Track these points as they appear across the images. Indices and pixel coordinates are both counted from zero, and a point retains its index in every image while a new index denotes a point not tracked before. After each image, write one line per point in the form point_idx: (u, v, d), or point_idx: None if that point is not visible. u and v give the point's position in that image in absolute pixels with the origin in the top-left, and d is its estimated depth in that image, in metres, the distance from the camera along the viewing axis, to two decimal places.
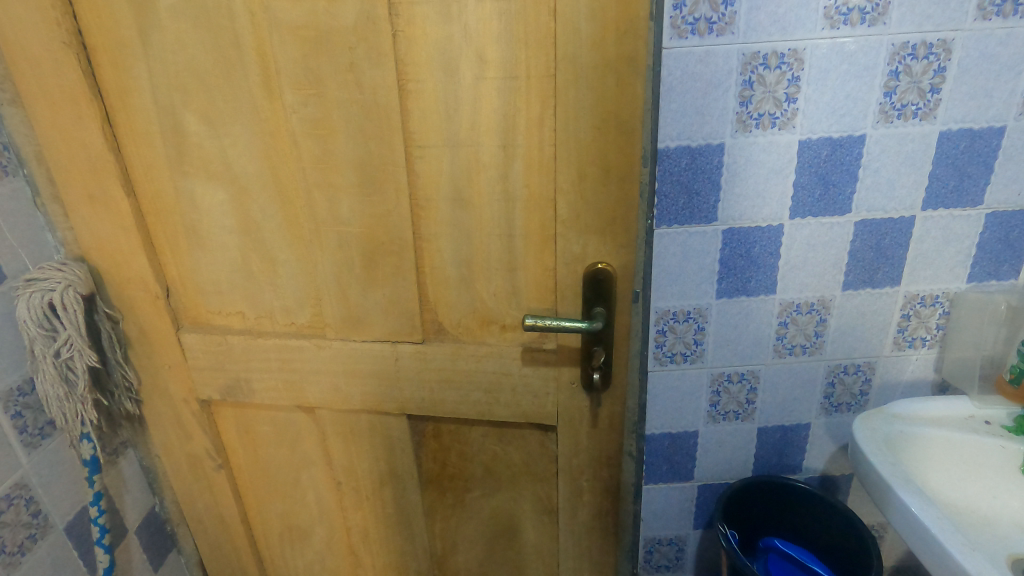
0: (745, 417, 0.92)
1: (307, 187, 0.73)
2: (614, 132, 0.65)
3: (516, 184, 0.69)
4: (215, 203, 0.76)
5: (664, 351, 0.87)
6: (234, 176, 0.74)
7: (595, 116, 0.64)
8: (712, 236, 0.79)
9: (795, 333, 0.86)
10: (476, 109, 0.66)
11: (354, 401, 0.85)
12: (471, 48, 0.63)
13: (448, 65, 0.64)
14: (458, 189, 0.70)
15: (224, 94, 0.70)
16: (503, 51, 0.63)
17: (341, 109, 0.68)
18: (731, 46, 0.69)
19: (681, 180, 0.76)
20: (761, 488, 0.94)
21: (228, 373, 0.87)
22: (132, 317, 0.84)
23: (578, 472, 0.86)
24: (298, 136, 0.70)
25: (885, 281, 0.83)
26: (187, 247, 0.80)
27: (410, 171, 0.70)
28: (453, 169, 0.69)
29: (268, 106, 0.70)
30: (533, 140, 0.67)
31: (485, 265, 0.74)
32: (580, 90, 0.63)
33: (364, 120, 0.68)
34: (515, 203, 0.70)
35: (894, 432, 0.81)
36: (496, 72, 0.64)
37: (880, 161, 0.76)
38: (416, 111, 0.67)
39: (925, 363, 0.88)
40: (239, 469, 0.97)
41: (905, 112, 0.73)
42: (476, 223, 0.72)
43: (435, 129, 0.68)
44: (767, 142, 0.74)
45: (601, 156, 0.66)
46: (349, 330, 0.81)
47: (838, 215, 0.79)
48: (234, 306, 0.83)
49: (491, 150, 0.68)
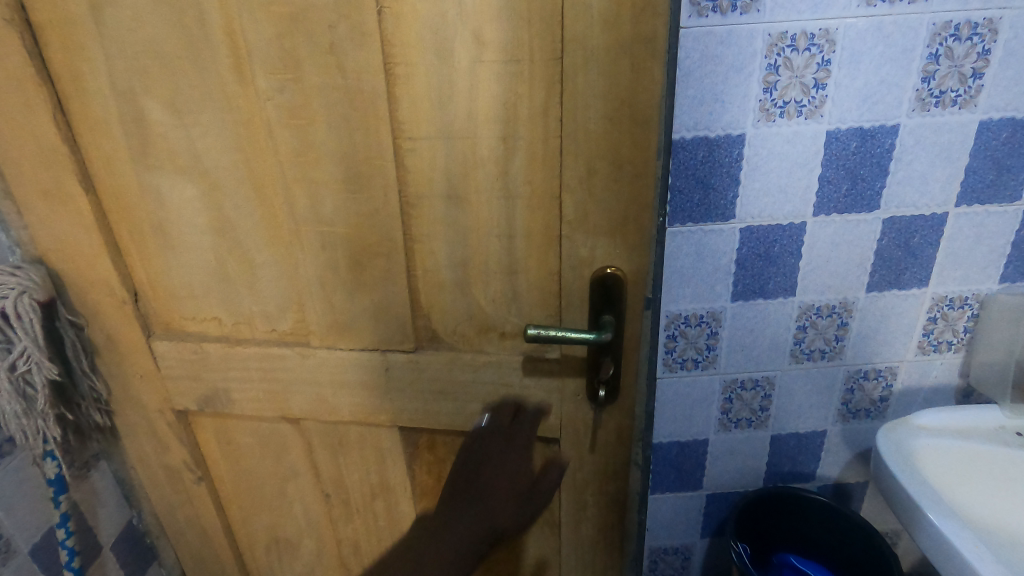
0: (758, 425, 0.87)
1: (285, 183, 0.65)
2: (628, 122, 0.58)
3: (517, 180, 0.62)
4: (184, 200, 0.69)
5: (674, 357, 0.81)
6: (204, 170, 0.67)
7: (606, 104, 0.57)
8: (729, 235, 0.73)
9: (813, 337, 0.80)
10: (474, 97, 0.59)
11: (342, 413, 0.79)
12: (468, 27, 0.56)
13: (442, 47, 0.57)
14: (453, 186, 0.64)
15: (190, 78, 0.62)
16: (503, 30, 0.56)
17: (321, 96, 0.60)
18: (755, 26, 0.62)
19: (696, 174, 0.69)
20: (776, 499, 0.89)
21: (204, 383, 0.80)
22: (99, 324, 0.77)
23: (582, 485, 0.81)
24: (274, 126, 0.63)
25: (912, 282, 0.77)
26: (155, 247, 0.73)
27: (400, 165, 0.63)
28: (447, 164, 0.63)
29: (240, 92, 0.62)
30: (537, 131, 0.60)
31: (483, 268, 0.68)
32: (590, 75, 0.56)
33: (347, 108, 0.61)
34: (516, 201, 0.64)
35: (921, 445, 0.76)
36: (495, 55, 0.57)
37: (913, 153, 0.69)
38: (405, 99, 0.60)
39: (949, 368, 0.83)
40: (220, 481, 0.91)
41: (944, 100, 0.67)
42: (474, 223, 0.65)
43: (426, 119, 0.61)
44: (791, 133, 0.67)
45: (612, 149, 0.59)
46: (335, 337, 0.74)
47: (866, 212, 0.72)
48: (210, 311, 0.76)
49: (490, 143, 0.61)
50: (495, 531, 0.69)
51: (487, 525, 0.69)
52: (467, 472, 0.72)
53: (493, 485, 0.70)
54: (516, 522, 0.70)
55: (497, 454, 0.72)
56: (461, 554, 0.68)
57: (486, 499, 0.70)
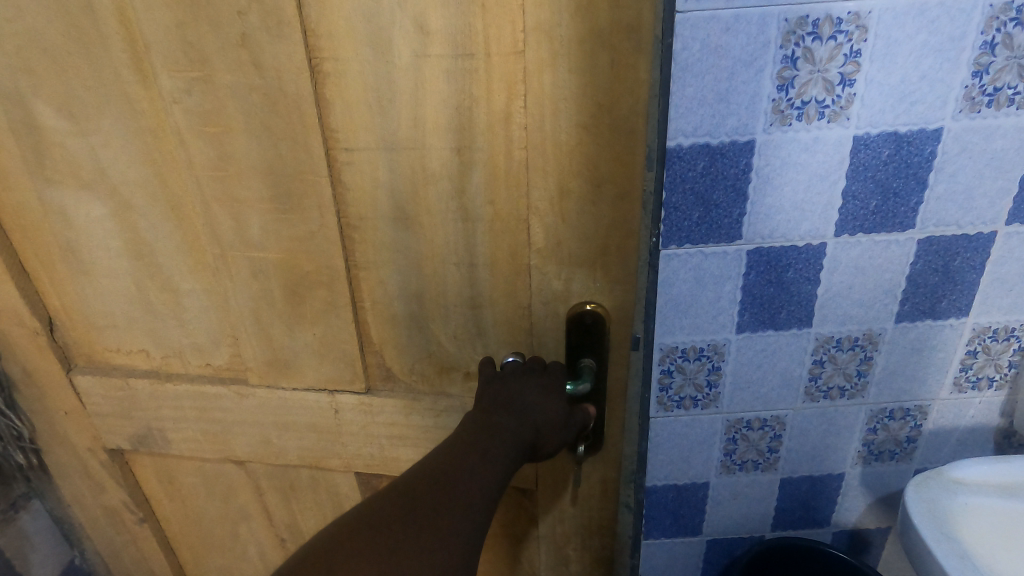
0: (766, 467, 0.77)
1: (203, 201, 0.56)
2: (605, 130, 0.55)
3: (477, 201, 0.56)
4: (93, 219, 0.59)
5: (670, 395, 0.70)
6: (112, 185, 0.57)
7: (578, 111, 0.54)
8: (734, 258, 0.62)
9: (832, 373, 0.70)
10: (421, 103, 0.52)
11: (289, 457, 0.71)
12: (407, 14, 0.48)
13: (379, 39, 0.49)
14: (399, 205, 0.56)
15: (82, 76, 0.52)
16: (451, 19, 0.49)
17: (236, 97, 0.51)
18: (769, 9, 0.50)
19: (695, 188, 0.58)
20: (787, 551, 0.79)
21: (136, 422, 0.71)
22: (12, 356, 0.68)
23: (561, 515, 0.83)
24: (184, 135, 0.53)
25: (950, 311, 0.66)
26: (68, 271, 0.63)
27: (336, 181, 0.55)
28: (392, 181, 0.55)
29: (140, 93, 0.52)
30: (497, 140, 0.54)
31: (441, 302, 0.61)
32: (559, 75, 0.52)
33: (269, 113, 0.52)
34: (475, 224, 0.57)
35: (958, 504, 0.65)
36: (442, 47, 0.49)
37: (957, 163, 0.58)
38: (337, 102, 0.51)
39: (988, 408, 0.72)
40: (166, 521, 0.83)
41: (998, 98, 0.55)
42: (428, 249, 0.58)
43: (365, 126, 0.52)
44: (810, 139, 0.56)
45: (589, 164, 0.56)
46: (276, 375, 0.65)
47: (898, 231, 0.61)
48: (135, 343, 0.67)
49: (442, 156, 0.54)
50: (537, 443, 0.59)
51: (530, 432, 0.58)
52: (502, 383, 0.60)
53: (536, 403, 0.59)
54: (555, 449, 0.61)
55: (539, 383, 0.61)
56: (502, 466, 0.55)
57: (529, 414, 0.58)
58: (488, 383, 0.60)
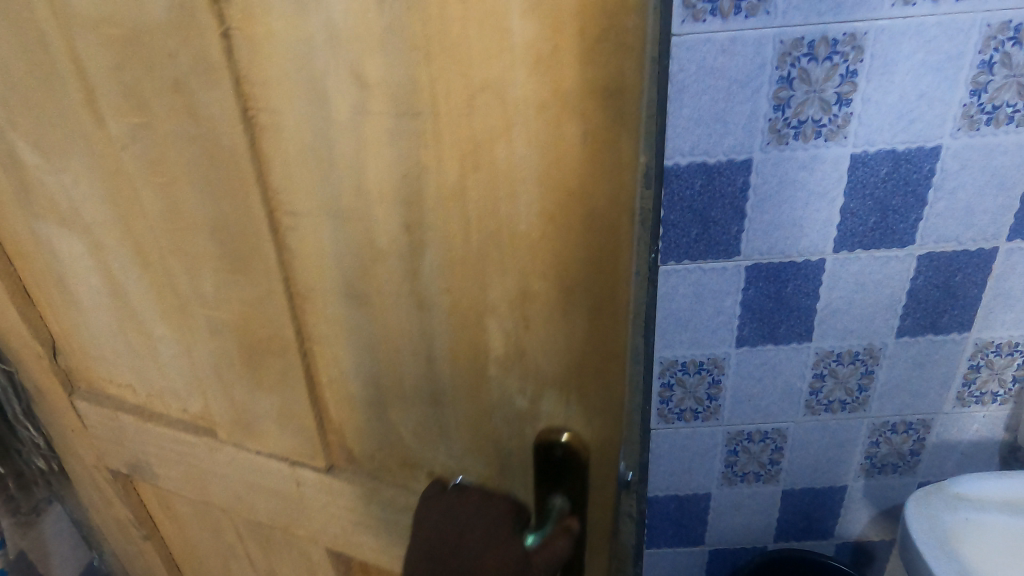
0: (768, 479, 0.77)
1: (161, 251, 0.56)
2: (578, 218, 0.43)
3: (431, 289, 0.48)
4: (76, 255, 0.61)
5: (670, 408, 0.71)
6: (85, 224, 0.59)
7: (542, 184, 0.42)
8: (732, 274, 0.62)
9: (833, 387, 0.70)
10: (358, 155, 0.44)
11: (258, 514, 0.71)
12: (342, 65, 0.41)
13: (315, 90, 0.42)
14: (348, 283, 0.50)
15: (47, 110, 0.52)
16: (392, 67, 0.40)
17: (176, 148, 0.49)
18: (764, 31, 0.51)
19: (693, 206, 0.59)
20: (788, 563, 0.79)
21: (128, 449, 0.73)
22: (25, 373, 0.72)
23: None
24: (138, 181, 0.53)
25: (952, 325, 0.66)
26: (63, 302, 0.66)
27: (281, 244, 0.51)
28: (338, 259, 0.49)
29: (103, 140, 0.52)
30: (451, 221, 0.45)
31: (398, 396, 0.55)
32: (513, 134, 0.41)
33: (212, 172, 0.48)
34: (429, 313, 0.49)
35: (959, 520, 0.65)
36: (382, 103, 0.41)
37: (957, 180, 0.58)
38: (274, 161, 0.46)
39: (992, 423, 0.72)
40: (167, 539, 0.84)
41: (997, 117, 0.55)
42: (382, 334, 0.52)
43: (303, 190, 0.47)
44: (808, 157, 0.56)
45: (555, 251, 0.44)
46: (244, 437, 0.65)
47: (898, 247, 0.61)
48: (123, 376, 0.69)
49: (386, 232, 0.46)
50: None
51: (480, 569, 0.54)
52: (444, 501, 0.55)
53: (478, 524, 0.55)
54: None
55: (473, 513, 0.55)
56: None
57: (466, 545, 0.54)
58: (427, 507, 0.56)
